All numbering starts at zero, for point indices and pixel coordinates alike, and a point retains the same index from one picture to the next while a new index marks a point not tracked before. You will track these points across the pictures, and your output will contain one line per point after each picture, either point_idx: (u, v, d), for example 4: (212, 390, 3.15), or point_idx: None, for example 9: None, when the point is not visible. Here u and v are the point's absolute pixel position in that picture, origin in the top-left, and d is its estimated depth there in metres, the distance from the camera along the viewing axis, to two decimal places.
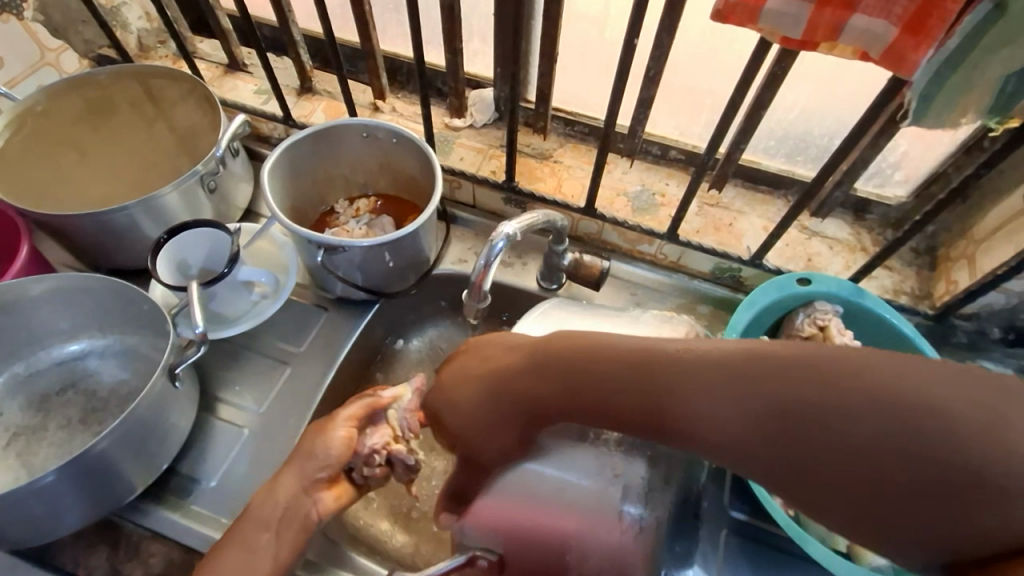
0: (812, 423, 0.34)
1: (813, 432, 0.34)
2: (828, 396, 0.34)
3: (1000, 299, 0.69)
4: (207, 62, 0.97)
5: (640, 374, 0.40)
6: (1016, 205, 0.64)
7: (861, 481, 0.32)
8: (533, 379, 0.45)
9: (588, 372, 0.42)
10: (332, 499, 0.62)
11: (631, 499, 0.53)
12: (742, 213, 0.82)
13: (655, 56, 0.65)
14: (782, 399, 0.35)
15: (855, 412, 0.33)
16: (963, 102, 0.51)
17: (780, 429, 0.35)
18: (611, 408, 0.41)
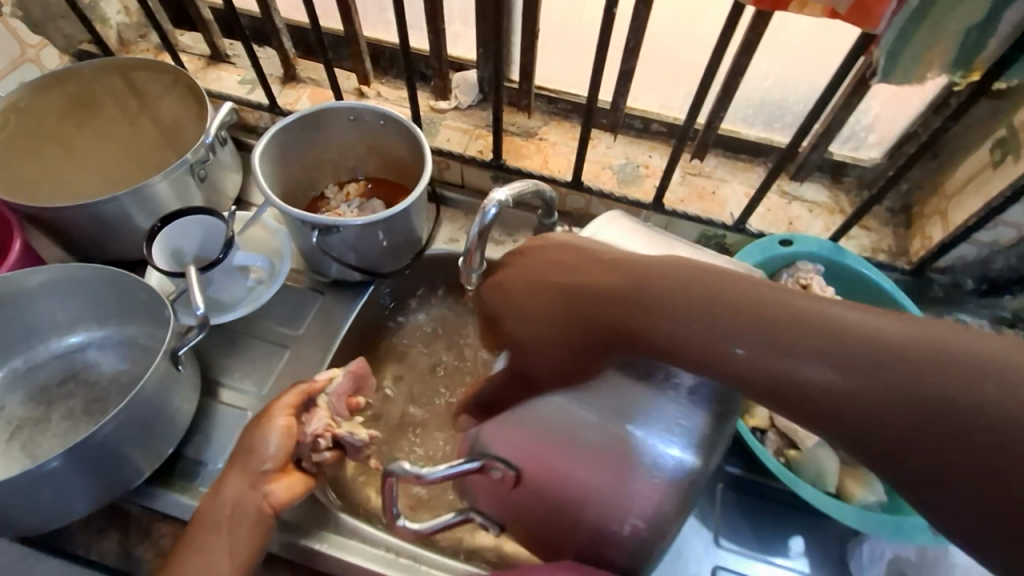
0: (820, 341, 0.30)
1: (817, 347, 0.30)
2: (848, 325, 0.30)
3: (972, 250, 0.72)
4: (189, 55, 0.97)
5: (643, 295, 0.39)
6: (983, 160, 0.68)
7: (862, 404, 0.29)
8: (594, 285, 0.42)
9: (640, 278, 0.40)
10: (285, 489, 0.62)
11: (679, 452, 0.48)
12: (724, 181, 0.85)
13: (634, 29, 0.67)
14: (794, 324, 0.32)
15: (870, 341, 0.29)
16: (928, 57, 0.54)
17: (769, 342, 0.32)
18: (622, 326, 0.40)
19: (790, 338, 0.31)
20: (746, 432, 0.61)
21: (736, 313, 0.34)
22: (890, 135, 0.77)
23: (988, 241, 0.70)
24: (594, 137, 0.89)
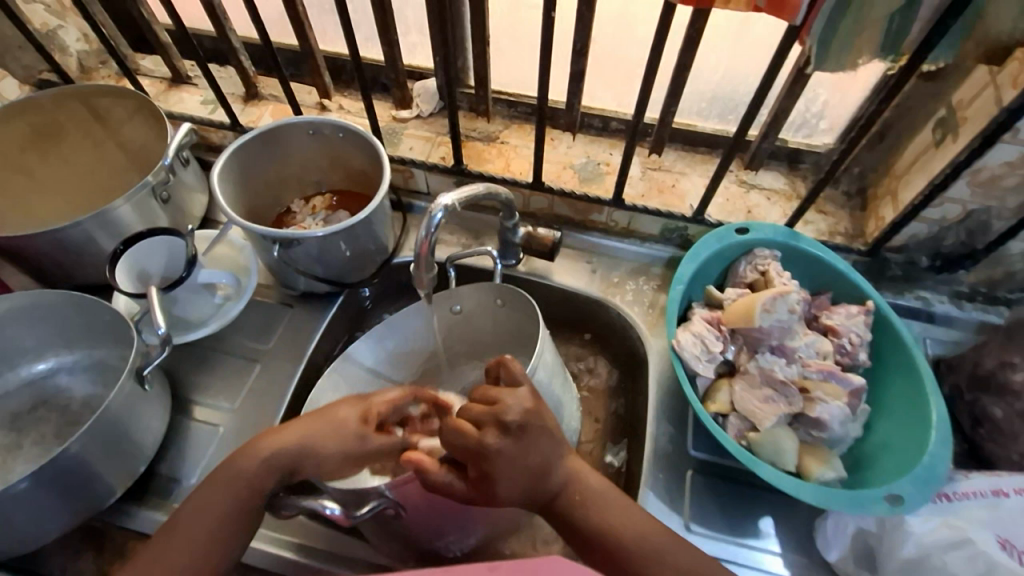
0: (624, 528, 0.55)
1: (616, 518, 0.56)
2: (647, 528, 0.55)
3: (924, 228, 0.74)
4: (151, 78, 0.98)
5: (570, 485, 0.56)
6: (925, 140, 0.69)
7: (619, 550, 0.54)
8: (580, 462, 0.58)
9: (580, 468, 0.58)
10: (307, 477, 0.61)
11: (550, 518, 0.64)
12: (683, 174, 0.86)
13: (579, 29, 0.69)
14: (611, 509, 0.56)
15: (641, 534, 0.55)
16: (858, 42, 0.55)
17: (583, 506, 0.56)
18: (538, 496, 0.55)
19: (594, 515, 0.56)
20: (705, 416, 0.62)
21: (620, 510, 0.57)
22: (840, 120, 0.79)
23: (937, 218, 0.72)
24: (554, 138, 0.90)
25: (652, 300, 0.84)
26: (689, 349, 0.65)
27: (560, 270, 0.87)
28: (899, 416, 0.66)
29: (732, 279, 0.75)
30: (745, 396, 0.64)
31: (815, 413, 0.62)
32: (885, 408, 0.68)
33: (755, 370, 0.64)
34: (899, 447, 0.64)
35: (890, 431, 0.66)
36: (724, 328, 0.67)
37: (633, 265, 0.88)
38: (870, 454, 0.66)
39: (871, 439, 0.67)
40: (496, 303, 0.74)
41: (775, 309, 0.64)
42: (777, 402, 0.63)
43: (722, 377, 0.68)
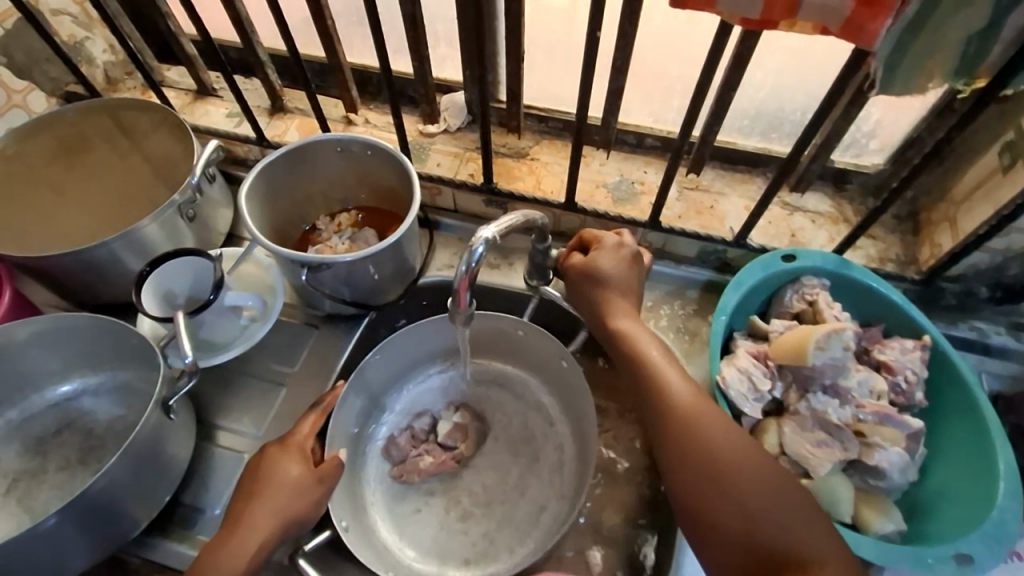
0: (711, 449, 0.52)
1: (709, 425, 0.53)
2: (733, 450, 0.52)
3: (985, 258, 0.69)
4: (177, 90, 0.97)
5: (675, 391, 0.56)
6: (991, 165, 0.65)
7: (712, 448, 0.52)
8: (681, 382, 0.57)
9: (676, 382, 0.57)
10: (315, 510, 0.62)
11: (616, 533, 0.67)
12: (722, 194, 0.82)
13: (621, 47, 0.65)
14: (706, 419, 0.54)
15: (728, 445, 0.52)
16: (930, 66, 0.51)
17: (686, 417, 0.54)
18: (651, 388, 0.57)
19: (695, 423, 0.53)
20: None
21: (724, 528, 0.49)
22: (894, 140, 0.75)
23: (1001, 248, 0.67)
24: (587, 155, 0.87)
25: (688, 326, 0.81)
26: (735, 387, 0.62)
27: None
28: (959, 462, 0.62)
29: (777, 308, 0.72)
30: (795, 440, 0.60)
31: (873, 460, 0.59)
32: (943, 451, 0.64)
33: (807, 412, 0.61)
34: (960, 497, 0.60)
35: (950, 477, 0.62)
36: (771, 364, 0.64)
37: (668, 289, 0.84)
38: (926, 502, 0.62)
39: (927, 485, 0.63)
40: (516, 333, 0.79)
41: (829, 346, 0.61)
42: (831, 447, 0.59)
43: (769, 416, 0.64)
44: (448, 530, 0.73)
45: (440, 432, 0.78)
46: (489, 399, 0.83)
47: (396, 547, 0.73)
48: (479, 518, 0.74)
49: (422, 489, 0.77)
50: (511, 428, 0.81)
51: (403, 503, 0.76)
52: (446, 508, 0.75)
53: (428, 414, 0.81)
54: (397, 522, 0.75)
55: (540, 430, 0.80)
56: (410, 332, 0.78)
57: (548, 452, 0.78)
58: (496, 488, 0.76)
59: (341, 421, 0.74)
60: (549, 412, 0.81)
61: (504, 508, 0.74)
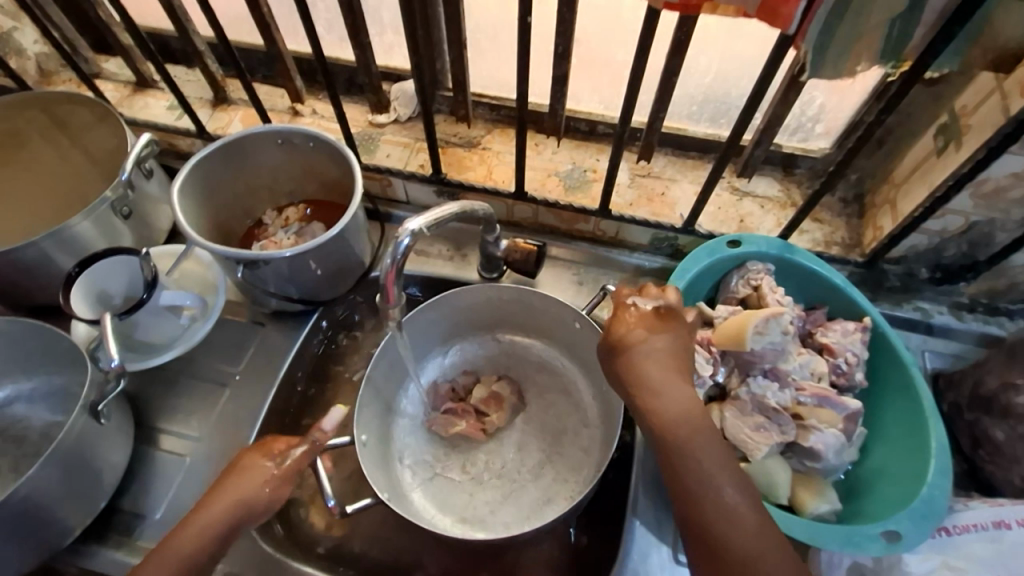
0: (696, 482, 0.48)
1: (697, 462, 0.48)
2: (731, 494, 0.47)
3: (923, 240, 0.70)
4: (115, 82, 0.93)
5: (691, 430, 0.49)
6: (927, 148, 0.66)
7: (714, 493, 0.47)
8: (690, 425, 0.50)
9: (680, 420, 0.50)
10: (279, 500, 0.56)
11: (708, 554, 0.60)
12: (673, 180, 0.82)
13: (560, 32, 0.63)
14: (693, 452, 0.49)
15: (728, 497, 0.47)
16: (856, 49, 0.51)
17: (681, 453, 0.49)
18: (663, 430, 0.50)
19: (689, 462, 0.48)
20: None
21: None
22: (838, 125, 0.75)
23: (938, 230, 0.68)
24: (538, 143, 0.86)
25: None
26: None
27: (545, 286, 0.83)
28: (897, 441, 0.63)
29: (724, 294, 0.72)
30: (735, 424, 0.61)
31: (809, 442, 0.60)
32: (883, 430, 0.65)
33: (746, 396, 0.61)
34: (897, 474, 0.61)
35: (887, 456, 0.63)
36: (713, 350, 0.64)
37: (621, 277, 0.84)
38: (866, 480, 0.64)
39: (867, 463, 0.65)
40: (574, 325, 0.73)
41: (767, 331, 0.61)
42: (769, 430, 0.60)
43: (712, 401, 0.65)
44: (457, 489, 0.72)
45: (474, 398, 0.75)
46: (541, 378, 0.79)
47: (408, 481, 0.72)
48: (489, 486, 0.71)
49: (444, 443, 0.75)
50: (549, 412, 0.76)
51: (423, 448, 0.74)
52: (461, 467, 0.73)
53: (472, 375, 0.79)
54: (415, 460, 0.74)
55: (577, 425, 0.74)
56: (457, 294, 0.74)
57: (574, 452, 0.72)
58: (515, 465, 0.72)
59: (386, 362, 0.71)
60: (587, 413, 0.75)
61: (516, 485, 0.71)
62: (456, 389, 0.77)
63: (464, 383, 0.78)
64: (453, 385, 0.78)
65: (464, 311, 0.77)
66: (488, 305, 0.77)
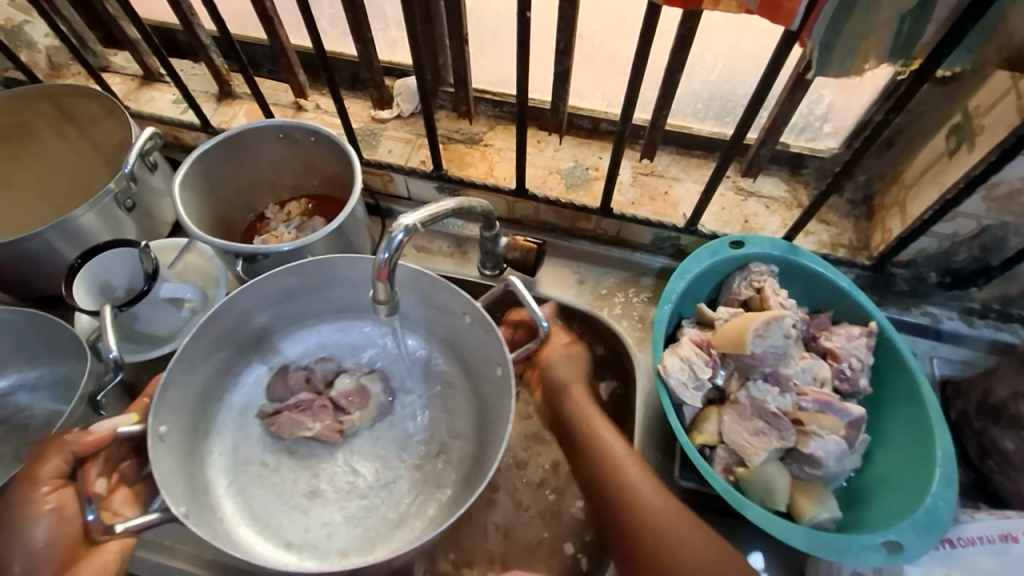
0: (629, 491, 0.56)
1: (624, 475, 0.57)
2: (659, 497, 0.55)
3: (933, 243, 0.69)
4: (122, 76, 0.94)
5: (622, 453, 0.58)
6: (938, 148, 0.64)
7: (645, 497, 0.55)
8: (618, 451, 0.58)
9: (609, 445, 0.59)
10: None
11: None
12: (677, 179, 0.81)
13: (561, 28, 0.63)
14: (621, 467, 0.57)
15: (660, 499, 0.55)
16: (865, 46, 0.50)
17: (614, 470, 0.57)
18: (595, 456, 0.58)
19: (618, 475, 0.57)
20: (692, 450, 0.58)
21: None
22: (847, 124, 0.73)
23: (948, 233, 0.67)
24: (540, 140, 0.85)
25: (642, 314, 0.79)
26: (676, 376, 0.61)
27: (546, 284, 0.82)
28: (901, 449, 0.62)
29: (725, 296, 0.71)
30: (734, 428, 0.60)
31: (810, 448, 0.58)
32: (886, 438, 0.64)
33: (746, 400, 0.60)
34: (899, 483, 0.60)
35: (891, 466, 0.62)
36: (713, 352, 0.63)
37: (622, 276, 0.83)
38: (867, 488, 0.63)
39: (869, 471, 0.64)
40: (463, 318, 0.65)
41: (768, 334, 0.60)
42: (768, 435, 0.59)
43: (711, 404, 0.64)
44: (285, 500, 0.66)
45: (335, 392, 0.70)
46: (410, 378, 0.73)
47: (220, 489, 0.65)
48: (327, 502, 0.66)
49: (282, 447, 0.69)
50: (411, 417, 0.71)
51: (253, 451, 0.68)
52: (297, 476, 0.67)
53: (332, 361, 0.73)
54: (236, 467, 0.67)
55: (443, 434, 0.69)
56: (343, 264, 0.66)
57: (437, 463, 0.68)
58: (362, 477, 0.67)
59: (205, 351, 0.63)
60: (457, 419, 0.70)
61: (360, 501, 0.66)
62: (311, 379, 0.71)
63: (322, 372, 0.72)
64: (310, 374, 0.71)
65: (325, 288, 0.70)
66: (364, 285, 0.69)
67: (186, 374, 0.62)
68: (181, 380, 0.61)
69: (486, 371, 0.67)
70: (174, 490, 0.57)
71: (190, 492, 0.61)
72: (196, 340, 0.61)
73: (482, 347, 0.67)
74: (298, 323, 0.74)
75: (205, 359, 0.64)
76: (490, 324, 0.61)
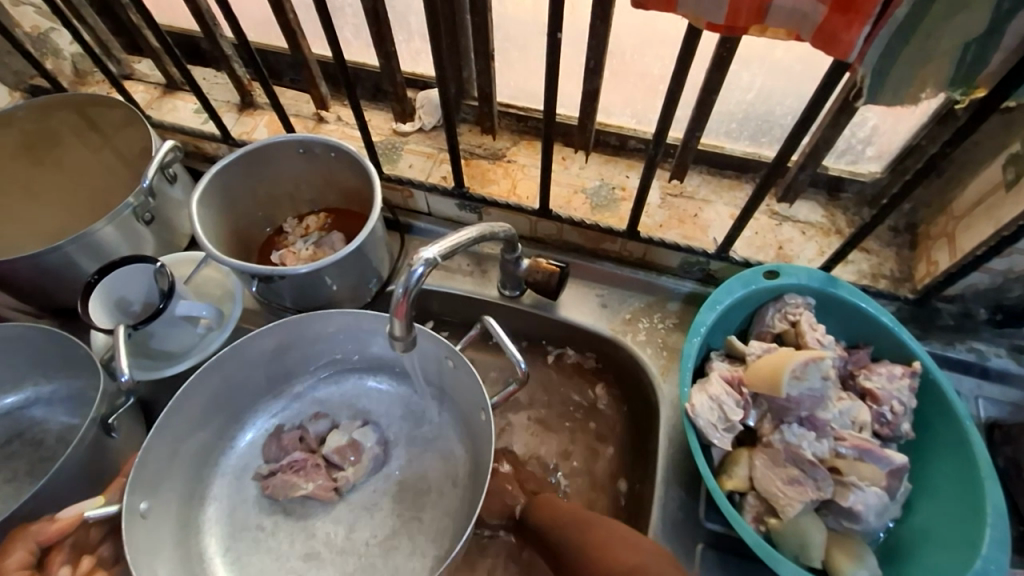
0: (585, 528, 0.60)
1: (575, 518, 0.62)
2: (612, 528, 0.59)
3: (984, 279, 0.64)
4: (145, 84, 0.94)
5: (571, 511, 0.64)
6: (993, 180, 0.60)
7: (602, 529, 0.59)
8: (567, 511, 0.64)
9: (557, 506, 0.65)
10: None
11: None
12: (708, 202, 0.78)
13: (592, 47, 0.60)
14: (573, 518, 0.62)
15: (616, 530, 0.58)
16: (922, 75, 0.46)
17: (566, 519, 0.62)
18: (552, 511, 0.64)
19: (571, 521, 0.62)
20: (721, 497, 0.55)
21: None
22: (892, 147, 0.69)
23: (1003, 269, 0.62)
24: (565, 157, 0.82)
25: (667, 342, 0.76)
26: (705, 416, 0.58)
27: (568, 306, 0.79)
28: (946, 500, 0.58)
29: (758, 328, 0.67)
30: (766, 475, 0.57)
31: (848, 501, 0.55)
32: (928, 489, 0.60)
33: (779, 445, 0.57)
34: (943, 541, 0.56)
35: (936, 518, 0.58)
36: (745, 391, 0.60)
37: (648, 300, 0.79)
38: (907, 542, 0.59)
39: (910, 523, 0.60)
40: (446, 362, 0.65)
41: (805, 376, 0.57)
42: (803, 485, 0.55)
43: (741, 445, 0.61)
44: (280, 564, 0.64)
45: (328, 447, 0.68)
46: (409, 430, 0.71)
47: (215, 558, 0.64)
48: (324, 564, 0.63)
49: (277, 508, 0.67)
50: (410, 470, 0.69)
51: (249, 515, 0.66)
52: (293, 538, 0.65)
53: (327, 418, 0.72)
54: (231, 533, 0.65)
55: (441, 488, 0.67)
56: (332, 317, 0.66)
57: (434, 517, 0.65)
58: (359, 538, 0.65)
59: (187, 419, 0.63)
60: (457, 469, 0.68)
61: (358, 563, 0.63)
62: (306, 437, 0.69)
63: (316, 430, 0.70)
64: (304, 433, 0.70)
65: (312, 342, 0.69)
66: (353, 334, 0.69)
67: (167, 449, 0.61)
68: (162, 454, 0.60)
69: (473, 422, 0.66)
70: (150, 569, 0.56)
71: (177, 566, 0.60)
72: (175, 404, 0.60)
73: (469, 392, 0.65)
74: (292, 377, 0.73)
75: (190, 426, 0.64)
76: (470, 370, 0.61)
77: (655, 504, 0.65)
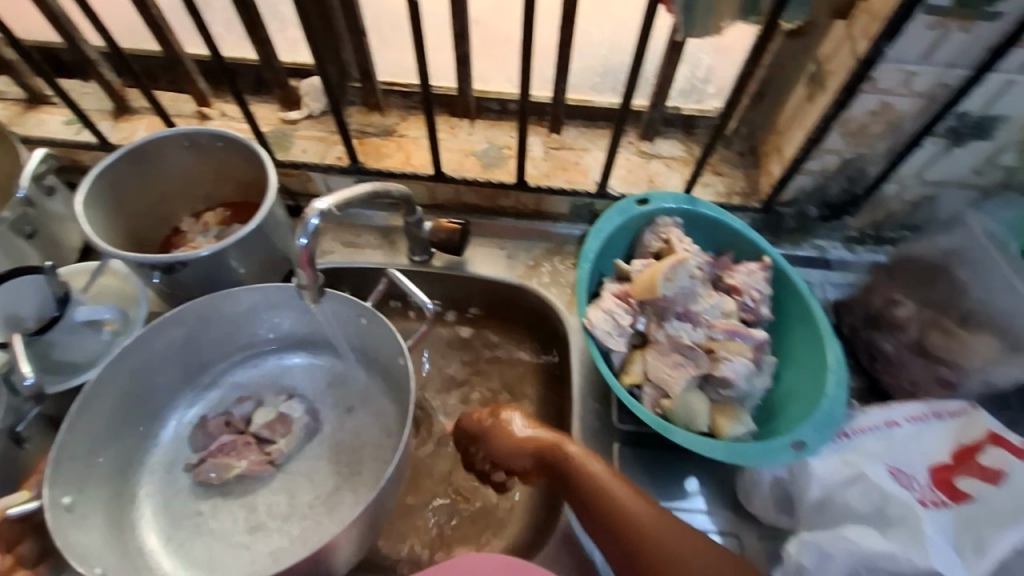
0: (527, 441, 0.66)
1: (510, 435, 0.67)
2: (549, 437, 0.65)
3: (809, 180, 0.77)
4: (4, 101, 0.89)
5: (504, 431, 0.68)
6: (800, 97, 0.72)
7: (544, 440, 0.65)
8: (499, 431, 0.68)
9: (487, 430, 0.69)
10: None
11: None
12: (586, 149, 0.86)
13: (454, 13, 0.66)
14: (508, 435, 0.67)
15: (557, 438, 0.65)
16: (719, 8, 0.56)
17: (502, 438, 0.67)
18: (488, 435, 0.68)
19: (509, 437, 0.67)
20: (621, 391, 0.63)
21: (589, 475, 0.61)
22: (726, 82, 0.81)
23: (819, 170, 0.75)
24: (452, 126, 0.88)
25: (569, 280, 0.84)
26: (600, 326, 0.66)
27: (475, 262, 0.85)
28: (802, 363, 0.70)
29: (639, 250, 0.76)
30: (656, 365, 0.66)
31: (721, 372, 0.65)
32: (789, 359, 0.72)
33: (664, 339, 0.66)
34: (801, 394, 0.68)
35: (795, 379, 0.70)
36: (632, 301, 0.69)
37: (547, 247, 0.87)
38: (778, 404, 0.70)
39: (779, 389, 0.71)
40: (359, 321, 0.68)
41: (676, 277, 0.66)
42: (685, 366, 0.65)
43: (635, 348, 0.69)
44: (225, 541, 0.65)
45: (256, 423, 0.70)
46: (336, 397, 0.74)
47: (155, 549, 0.64)
48: (270, 530, 0.65)
49: (214, 492, 0.68)
50: (341, 433, 0.72)
51: (186, 502, 0.67)
52: (234, 515, 0.66)
53: (250, 400, 0.73)
54: (169, 522, 0.66)
55: (375, 441, 0.71)
56: (241, 295, 0.67)
57: (371, 465, 0.69)
58: (301, 499, 0.67)
59: (100, 416, 0.62)
60: (388, 422, 0.71)
61: (303, 524, 0.66)
62: (232, 420, 0.70)
63: (241, 412, 0.71)
64: (229, 417, 0.71)
65: (222, 323, 0.70)
66: (265, 311, 0.70)
67: (83, 449, 0.60)
68: (79, 455, 0.60)
69: (395, 371, 0.69)
70: (91, 557, 0.57)
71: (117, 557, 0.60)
72: (86, 403, 0.59)
73: (384, 345, 0.69)
74: (208, 366, 0.73)
75: (105, 425, 0.63)
76: (386, 324, 0.65)
77: (578, 417, 0.73)
